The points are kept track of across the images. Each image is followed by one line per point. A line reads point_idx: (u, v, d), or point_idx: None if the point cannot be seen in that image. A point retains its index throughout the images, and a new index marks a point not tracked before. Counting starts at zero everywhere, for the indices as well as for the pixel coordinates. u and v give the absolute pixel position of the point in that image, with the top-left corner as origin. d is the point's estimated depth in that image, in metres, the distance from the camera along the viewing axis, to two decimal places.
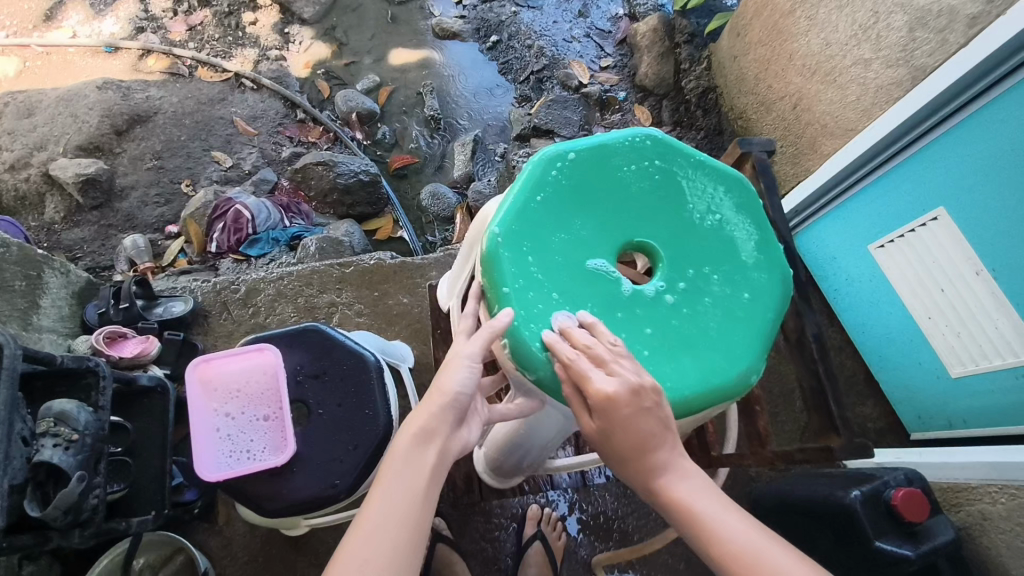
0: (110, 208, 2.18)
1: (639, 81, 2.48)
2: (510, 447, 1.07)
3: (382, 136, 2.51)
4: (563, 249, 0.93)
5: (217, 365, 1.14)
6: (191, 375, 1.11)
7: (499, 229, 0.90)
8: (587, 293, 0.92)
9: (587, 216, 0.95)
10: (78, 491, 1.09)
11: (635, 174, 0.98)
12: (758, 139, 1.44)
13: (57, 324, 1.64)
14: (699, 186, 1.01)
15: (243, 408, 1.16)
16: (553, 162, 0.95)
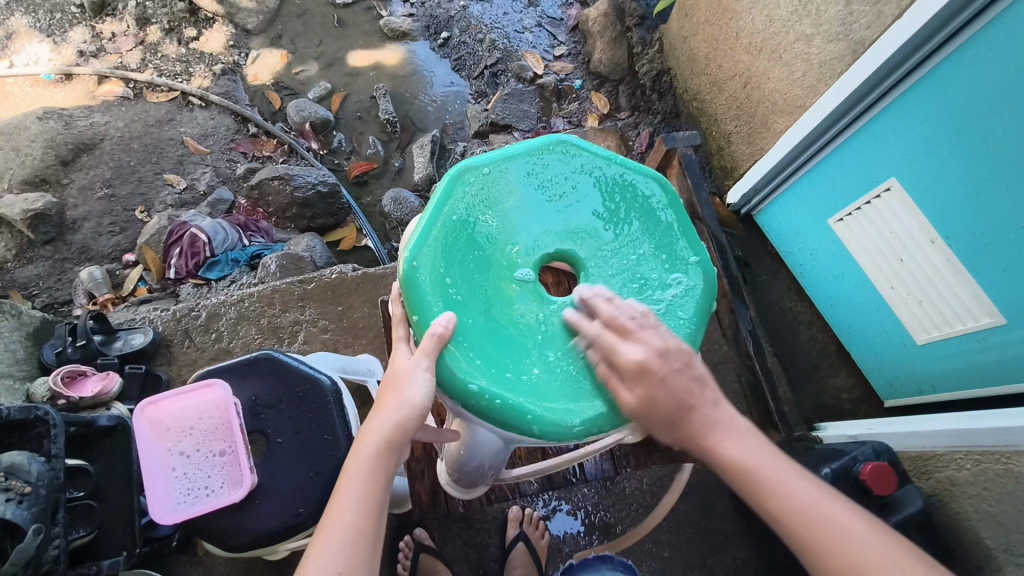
0: (63, 241, 2.13)
1: (594, 68, 2.45)
2: (460, 470, 1.05)
3: (338, 144, 2.46)
4: (481, 263, 0.96)
5: (164, 405, 1.11)
6: (138, 420, 1.09)
7: (414, 254, 0.91)
8: (508, 306, 0.94)
9: (501, 229, 0.99)
10: (36, 544, 1.07)
11: (546, 183, 1.03)
12: (682, 136, 1.50)
13: (13, 367, 1.60)
14: (612, 188, 1.04)
15: (195, 445, 1.12)
16: (464, 179, 0.99)
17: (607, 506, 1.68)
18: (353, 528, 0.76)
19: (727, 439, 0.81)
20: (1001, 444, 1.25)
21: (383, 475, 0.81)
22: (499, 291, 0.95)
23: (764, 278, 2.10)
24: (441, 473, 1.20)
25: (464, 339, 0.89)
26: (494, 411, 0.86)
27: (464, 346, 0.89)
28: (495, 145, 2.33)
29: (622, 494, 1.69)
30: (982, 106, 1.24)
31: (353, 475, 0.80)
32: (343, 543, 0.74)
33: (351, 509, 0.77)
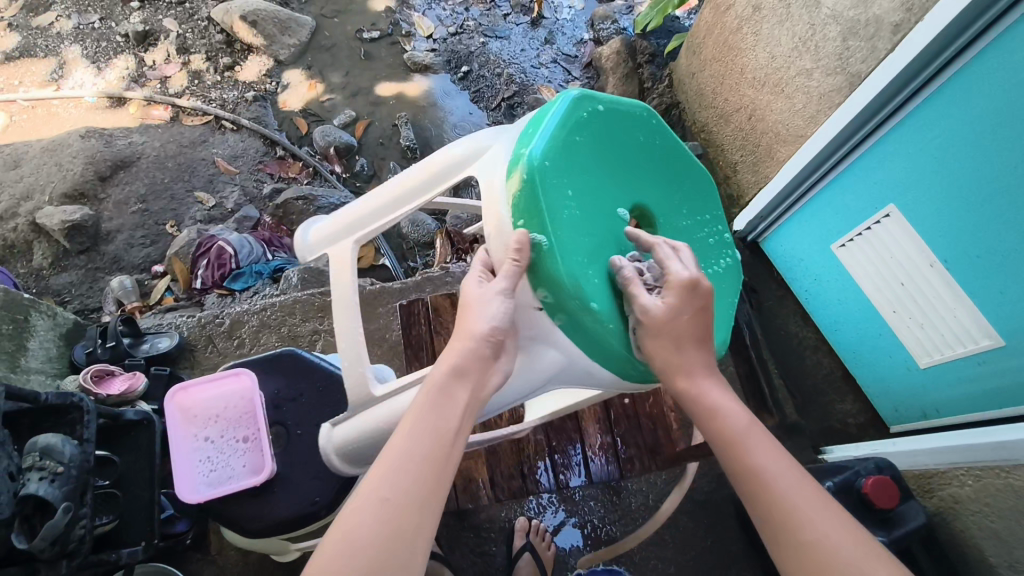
0: (96, 251, 2.24)
1: None
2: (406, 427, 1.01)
3: (360, 168, 2.58)
4: (592, 191, 0.99)
5: (193, 393, 1.17)
6: (169, 404, 1.14)
7: (543, 158, 0.92)
8: (607, 239, 1.00)
9: (607, 165, 1.03)
10: (64, 522, 1.12)
11: (643, 138, 1.08)
12: None
13: (45, 364, 1.67)
14: (687, 169, 1.14)
15: (218, 433, 1.19)
16: (586, 105, 1.00)
17: (612, 520, 1.69)
18: (404, 468, 0.80)
19: (719, 396, 0.97)
20: (999, 458, 1.27)
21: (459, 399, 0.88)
22: (601, 221, 1.00)
23: (770, 303, 2.15)
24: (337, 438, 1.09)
25: (576, 255, 0.94)
26: (597, 327, 0.94)
27: (576, 261, 0.93)
28: None
29: (629, 508, 1.71)
30: (980, 127, 1.29)
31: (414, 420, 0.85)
32: (395, 484, 0.79)
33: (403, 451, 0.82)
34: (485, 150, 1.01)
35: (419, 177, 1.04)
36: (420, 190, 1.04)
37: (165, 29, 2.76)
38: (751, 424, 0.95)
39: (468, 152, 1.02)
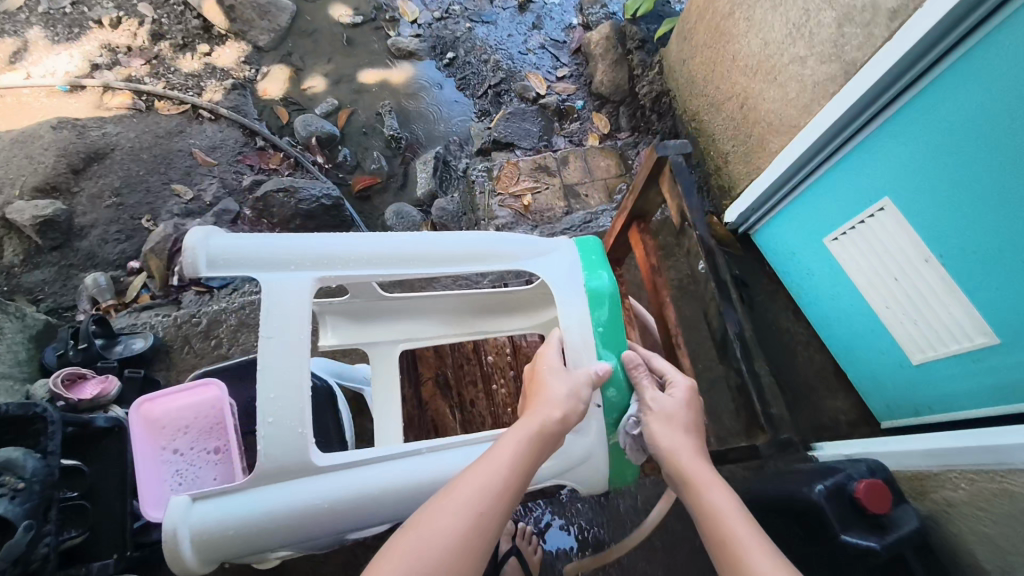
0: (70, 247, 2.17)
1: (596, 89, 2.48)
2: (327, 510, 0.91)
3: (343, 159, 2.51)
4: None
5: (159, 403, 1.12)
6: (134, 415, 1.09)
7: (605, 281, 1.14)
8: None
9: None
10: (27, 540, 1.07)
11: None
12: (673, 142, 1.23)
13: (14, 368, 1.61)
14: None
15: (188, 444, 1.12)
16: None
17: (600, 521, 1.67)
18: (473, 500, 0.86)
19: (703, 467, 0.97)
20: (995, 462, 1.25)
21: (528, 461, 0.91)
22: None
23: (761, 297, 2.11)
24: (194, 516, 0.87)
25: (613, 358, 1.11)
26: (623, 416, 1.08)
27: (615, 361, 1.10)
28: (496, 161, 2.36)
29: (618, 509, 1.69)
30: (982, 117, 1.23)
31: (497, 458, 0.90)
32: (465, 517, 0.85)
33: (476, 485, 0.87)
34: (533, 258, 1.13)
35: (427, 247, 1.07)
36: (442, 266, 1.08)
37: (139, 14, 2.66)
38: (735, 501, 0.92)
39: (498, 251, 1.11)
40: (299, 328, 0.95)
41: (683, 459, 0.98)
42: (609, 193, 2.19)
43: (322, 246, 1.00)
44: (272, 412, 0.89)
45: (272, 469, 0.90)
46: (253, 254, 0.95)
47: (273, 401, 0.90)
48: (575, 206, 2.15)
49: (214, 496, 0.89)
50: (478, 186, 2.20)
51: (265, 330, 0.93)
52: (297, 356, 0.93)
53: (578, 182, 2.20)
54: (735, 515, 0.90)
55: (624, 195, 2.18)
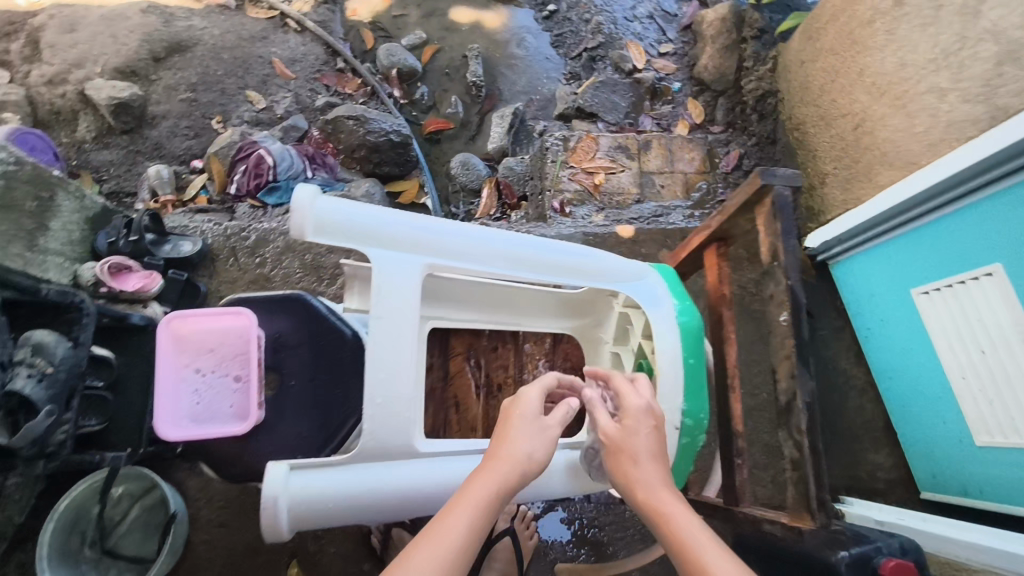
0: (140, 134, 2.18)
1: (697, 73, 2.32)
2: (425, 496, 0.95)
3: (420, 97, 2.42)
4: None
5: (192, 320, 1.10)
6: (162, 330, 1.08)
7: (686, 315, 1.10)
8: None
9: None
10: (45, 425, 1.08)
11: None
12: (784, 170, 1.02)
13: (65, 247, 1.63)
14: None
15: (235, 351, 1.12)
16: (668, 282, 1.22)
17: (603, 523, 1.64)
18: (446, 553, 0.77)
19: (680, 511, 0.83)
20: None
21: (487, 519, 0.82)
22: None
23: (824, 333, 1.97)
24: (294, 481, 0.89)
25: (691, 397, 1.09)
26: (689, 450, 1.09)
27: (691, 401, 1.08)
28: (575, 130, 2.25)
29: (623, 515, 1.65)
30: None
31: (469, 503, 0.82)
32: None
33: (443, 540, 0.78)
34: (623, 281, 1.07)
35: (533, 258, 0.99)
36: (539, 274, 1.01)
37: None
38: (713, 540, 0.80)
39: (592, 268, 1.04)
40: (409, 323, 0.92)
41: (657, 503, 0.85)
42: (687, 188, 2.03)
43: (432, 231, 0.93)
44: (383, 394, 0.90)
45: (375, 448, 0.91)
46: (357, 228, 0.88)
47: (382, 386, 0.90)
48: (647, 196, 2.02)
49: (309, 468, 0.91)
50: (551, 154, 2.07)
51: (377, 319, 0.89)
52: (404, 349, 0.91)
53: (657, 170, 2.05)
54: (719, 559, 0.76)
55: (702, 195, 2.03)
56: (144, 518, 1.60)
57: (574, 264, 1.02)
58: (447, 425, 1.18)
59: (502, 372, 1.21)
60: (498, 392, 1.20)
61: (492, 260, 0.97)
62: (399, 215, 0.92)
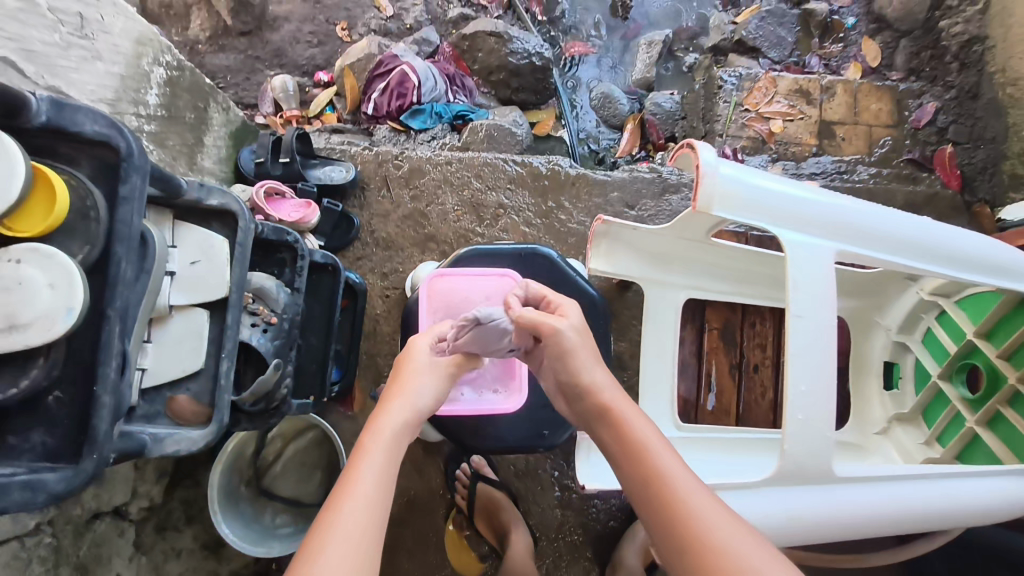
0: (259, 38, 1.96)
1: (879, 8, 2.04)
2: (829, 521, 0.90)
3: (561, 15, 2.18)
4: None
5: (452, 280, 1.11)
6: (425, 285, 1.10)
7: None
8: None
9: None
10: (274, 379, 0.96)
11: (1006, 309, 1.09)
12: None
13: (216, 166, 1.45)
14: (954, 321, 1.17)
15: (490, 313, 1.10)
16: None
17: None
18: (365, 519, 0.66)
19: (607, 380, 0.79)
20: None
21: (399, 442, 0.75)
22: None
23: None
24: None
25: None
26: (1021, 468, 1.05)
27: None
28: (738, 66, 2.01)
29: None
30: None
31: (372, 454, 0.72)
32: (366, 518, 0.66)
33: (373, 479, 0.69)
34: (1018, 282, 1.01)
35: (940, 248, 0.98)
36: (937, 269, 0.98)
37: None
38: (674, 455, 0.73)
39: (977, 264, 1.00)
40: (826, 304, 0.87)
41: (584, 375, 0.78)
42: (871, 143, 1.84)
43: (832, 209, 0.93)
44: (809, 379, 0.84)
45: (794, 469, 0.86)
46: (782, 210, 0.92)
47: (808, 396, 0.84)
48: (826, 149, 1.83)
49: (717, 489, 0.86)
50: (722, 94, 1.86)
51: (797, 308, 0.86)
52: (824, 342, 0.86)
53: (839, 120, 1.84)
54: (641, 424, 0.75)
55: (886, 151, 1.84)
56: (302, 457, 1.50)
57: (974, 263, 1.00)
58: (697, 411, 1.31)
59: (759, 352, 1.32)
60: (753, 372, 1.32)
61: (896, 252, 0.96)
62: (813, 196, 0.93)
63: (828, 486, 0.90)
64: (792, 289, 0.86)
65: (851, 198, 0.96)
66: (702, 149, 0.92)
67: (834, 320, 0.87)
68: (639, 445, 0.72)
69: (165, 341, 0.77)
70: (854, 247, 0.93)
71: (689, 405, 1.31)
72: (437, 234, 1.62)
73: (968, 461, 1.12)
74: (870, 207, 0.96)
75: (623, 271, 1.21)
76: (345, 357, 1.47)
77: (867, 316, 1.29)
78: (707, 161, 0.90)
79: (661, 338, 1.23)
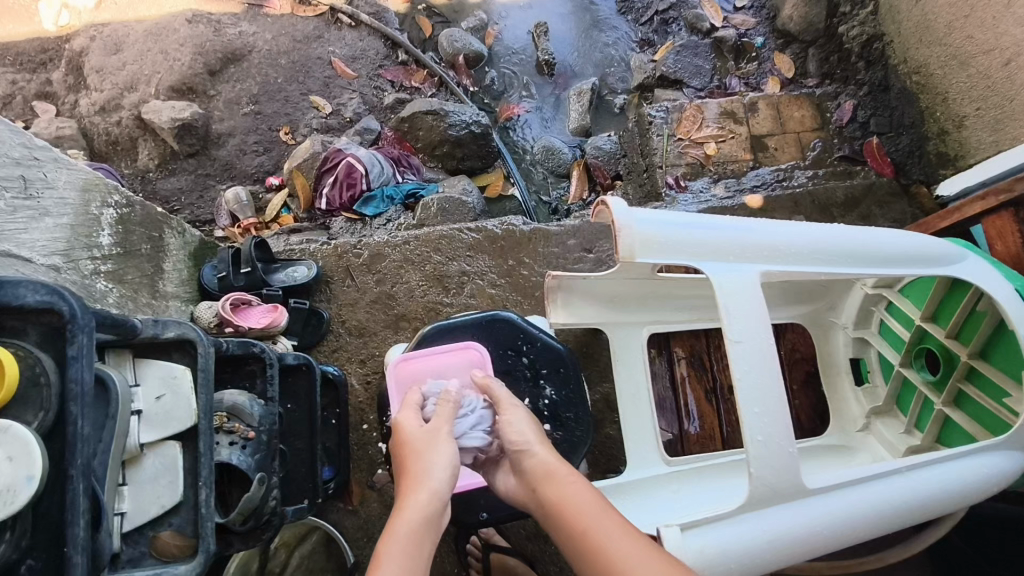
0: (207, 156, 2.03)
1: (782, 25, 2.17)
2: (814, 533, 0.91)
3: (490, 83, 2.29)
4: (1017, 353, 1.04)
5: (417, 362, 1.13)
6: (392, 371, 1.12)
7: None
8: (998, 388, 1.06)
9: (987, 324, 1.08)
10: (260, 494, 0.96)
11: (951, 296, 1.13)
12: None
13: (179, 289, 1.48)
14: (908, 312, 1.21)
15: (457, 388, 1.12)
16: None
17: None
18: None
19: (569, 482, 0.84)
20: None
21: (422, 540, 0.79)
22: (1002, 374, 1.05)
23: None
24: (692, 545, 0.86)
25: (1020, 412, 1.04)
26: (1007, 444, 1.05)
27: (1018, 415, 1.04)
28: (665, 99, 2.10)
29: None
30: None
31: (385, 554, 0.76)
32: None
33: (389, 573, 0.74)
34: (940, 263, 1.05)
35: (859, 247, 1.02)
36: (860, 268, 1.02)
37: None
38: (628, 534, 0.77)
39: (899, 254, 1.04)
40: (758, 324, 0.91)
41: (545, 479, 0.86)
42: (802, 147, 1.93)
43: (749, 234, 0.98)
44: (759, 400, 0.88)
45: (765, 489, 0.88)
46: (701, 244, 0.96)
47: (762, 417, 0.87)
48: (762, 161, 1.91)
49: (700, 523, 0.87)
50: (654, 129, 1.96)
51: (735, 334, 0.90)
52: (764, 363, 0.89)
53: (768, 133, 1.93)
54: (598, 512, 0.80)
55: (819, 152, 1.92)
56: (309, 563, 1.44)
57: (895, 255, 1.04)
58: (686, 441, 1.33)
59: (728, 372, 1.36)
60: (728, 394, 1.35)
61: (818, 259, 1.00)
62: (728, 224, 0.98)
63: (804, 499, 0.91)
64: (726, 316, 0.91)
65: (763, 219, 1.01)
66: (616, 204, 0.98)
67: (769, 338, 0.91)
68: (594, 535, 0.77)
69: (141, 481, 0.78)
70: (777, 266, 0.97)
71: (675, 437, 1.33)
72: (406, 313, 1.64)
73: (948, 443, 1.13)
74: (783, 224, 1.01)
75: (584, 319, 1.24)
76: (335, 453, 1.46)
77: (822, 318, 1.33)
78: (622, 213, 0.96)
79: (632, 374, 1.24)
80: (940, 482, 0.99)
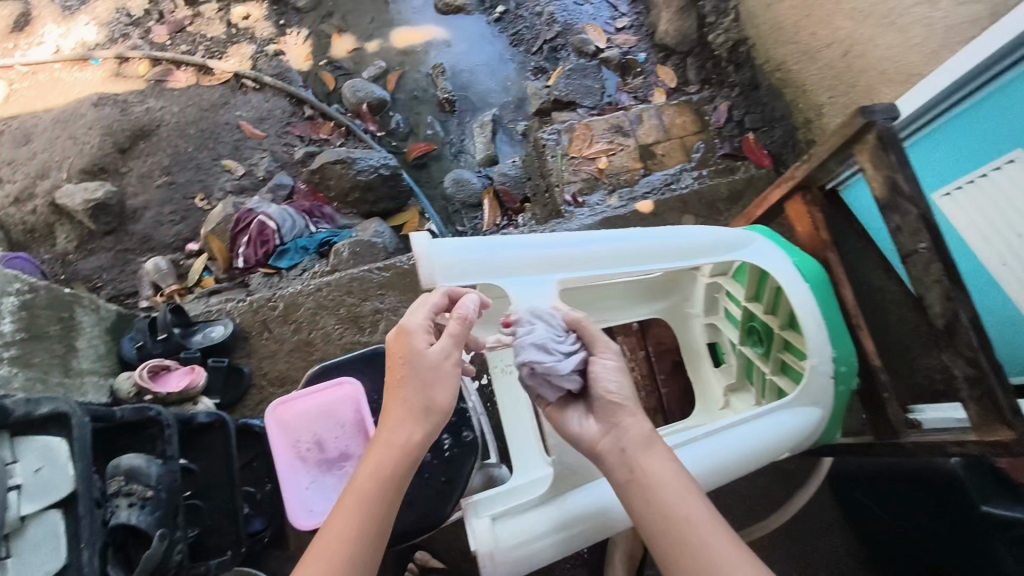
0: (125, 231, 2.09)
1: (660, 39, 2.31)
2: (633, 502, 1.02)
3: (396, 126, 2.39)
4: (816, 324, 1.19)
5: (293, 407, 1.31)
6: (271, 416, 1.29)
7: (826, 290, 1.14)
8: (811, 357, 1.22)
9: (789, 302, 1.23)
10: (161, 550, 1.01)
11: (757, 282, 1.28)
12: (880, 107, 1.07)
13: (96, 364, 1.53)
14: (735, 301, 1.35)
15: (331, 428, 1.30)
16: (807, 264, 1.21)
17: None
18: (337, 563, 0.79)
19: (660, 459, 0.83)
20: None
21: (387, 496, 0.84)
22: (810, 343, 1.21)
23: None
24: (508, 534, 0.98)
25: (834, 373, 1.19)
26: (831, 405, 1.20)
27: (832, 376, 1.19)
28: (559, 121, 2.22)
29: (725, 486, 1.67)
30: None
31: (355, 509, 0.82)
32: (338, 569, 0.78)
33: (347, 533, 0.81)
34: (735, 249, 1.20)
35: (661, 244, 1.16)
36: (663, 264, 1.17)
37: None
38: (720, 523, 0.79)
39: (699, 246, 1.18)
40: None
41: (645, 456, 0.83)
42: (687, 151, 2.05)
43: (556, 248, 1.10)
44: None
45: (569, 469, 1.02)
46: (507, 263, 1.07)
47: None
48: (652, 168, 2.03)
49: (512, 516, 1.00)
50: (548, 150, 2.07)
51: None
52: None
53: (654, 141, 2.06)
54: (696, 500, 0.80)
55: (702, 154, 2.05)
56: None
57: (695, 248, 1.19)
58: None
59: None
60: None
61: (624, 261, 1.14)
62: (534, 241, 1.09)
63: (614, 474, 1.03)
64: None
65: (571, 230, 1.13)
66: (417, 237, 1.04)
67: None
68: (691, 526, 0.78)
69: (24, 551, 0.81)
70: (581, 273, 1.11)
71: None
72: (326, 356, 1.71)
73: None
74: (586, 233, 1.13)
75: None
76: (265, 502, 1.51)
77: (679, 308, 1.47)
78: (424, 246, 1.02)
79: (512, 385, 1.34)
80: (753, 443, 1.10)
